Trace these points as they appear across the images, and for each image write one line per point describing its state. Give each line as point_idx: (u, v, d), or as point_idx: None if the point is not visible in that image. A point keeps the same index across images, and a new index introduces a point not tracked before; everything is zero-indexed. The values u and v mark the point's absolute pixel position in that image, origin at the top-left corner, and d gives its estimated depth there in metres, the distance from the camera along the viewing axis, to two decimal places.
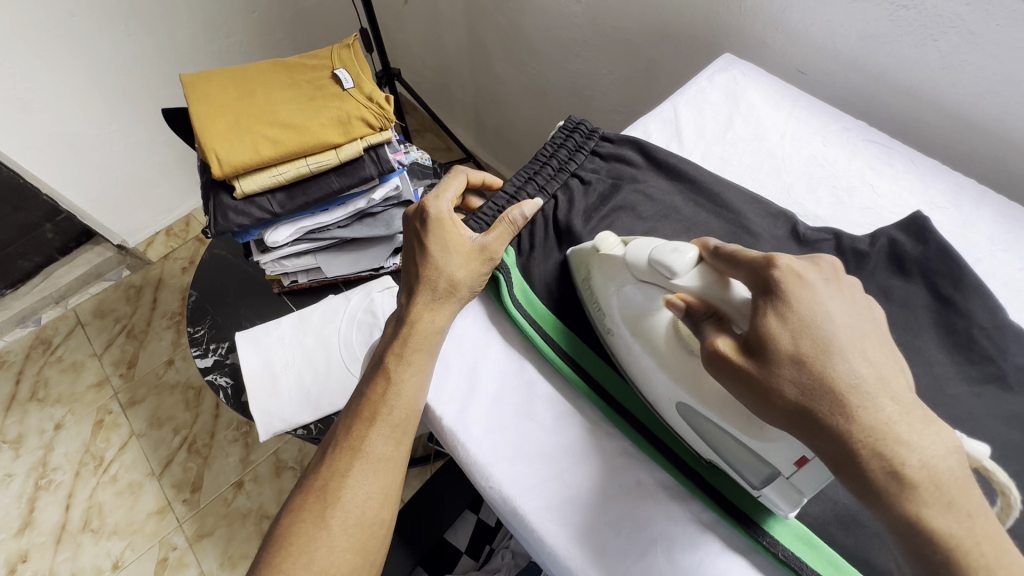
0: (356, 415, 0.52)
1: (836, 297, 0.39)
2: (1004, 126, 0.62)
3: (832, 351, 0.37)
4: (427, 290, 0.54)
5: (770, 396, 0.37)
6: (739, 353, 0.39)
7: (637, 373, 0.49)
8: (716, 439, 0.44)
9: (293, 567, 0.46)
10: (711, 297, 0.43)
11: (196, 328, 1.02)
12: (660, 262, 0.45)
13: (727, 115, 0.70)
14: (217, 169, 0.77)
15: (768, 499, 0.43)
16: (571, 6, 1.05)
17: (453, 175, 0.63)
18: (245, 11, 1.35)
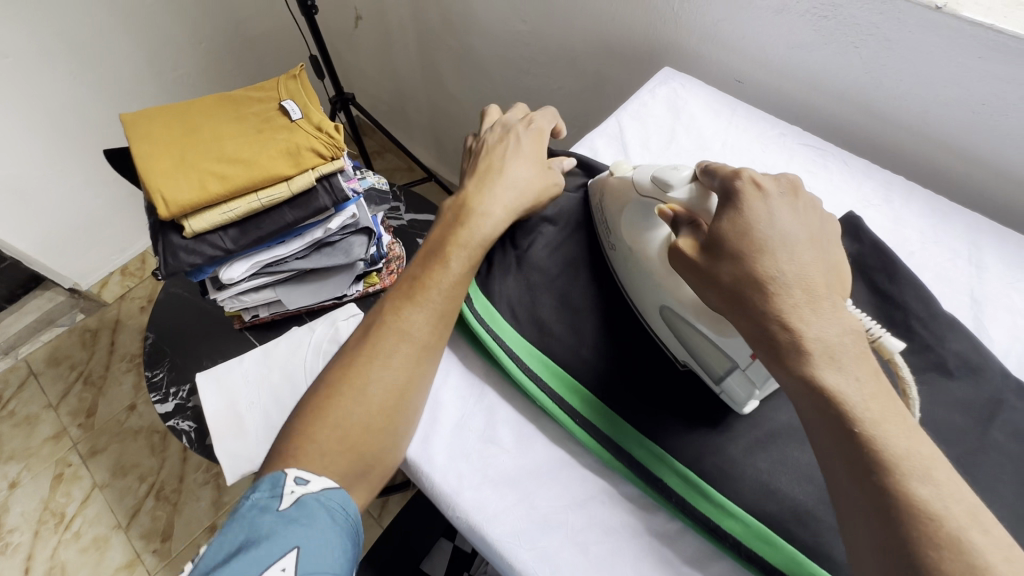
0: (402, 299, 0.52)
1: (787, 208, 0.44)
2: (926, 125, 0.65)
3: (768, 249, 0.41)
4: (507, 190, 0.60)
5: (713, 281, 0.43)
6: (696, 249, 0.45)
7: (632, 281, 0.55)
8: (693, 342, 0.50)
9: (321, 443, 0.46)
10: (695, 208, 0.49)
11: (154, 372, 0.99)
12: (659, 178, 0.51)
13: (670, 126, 0.72)
14: (164, 210, 0.75)
15: (727, 394, 0.49)
16: (517, 25, 1.07)
17: (549, 113, 0.71)
18: (191, 43, 1.32)
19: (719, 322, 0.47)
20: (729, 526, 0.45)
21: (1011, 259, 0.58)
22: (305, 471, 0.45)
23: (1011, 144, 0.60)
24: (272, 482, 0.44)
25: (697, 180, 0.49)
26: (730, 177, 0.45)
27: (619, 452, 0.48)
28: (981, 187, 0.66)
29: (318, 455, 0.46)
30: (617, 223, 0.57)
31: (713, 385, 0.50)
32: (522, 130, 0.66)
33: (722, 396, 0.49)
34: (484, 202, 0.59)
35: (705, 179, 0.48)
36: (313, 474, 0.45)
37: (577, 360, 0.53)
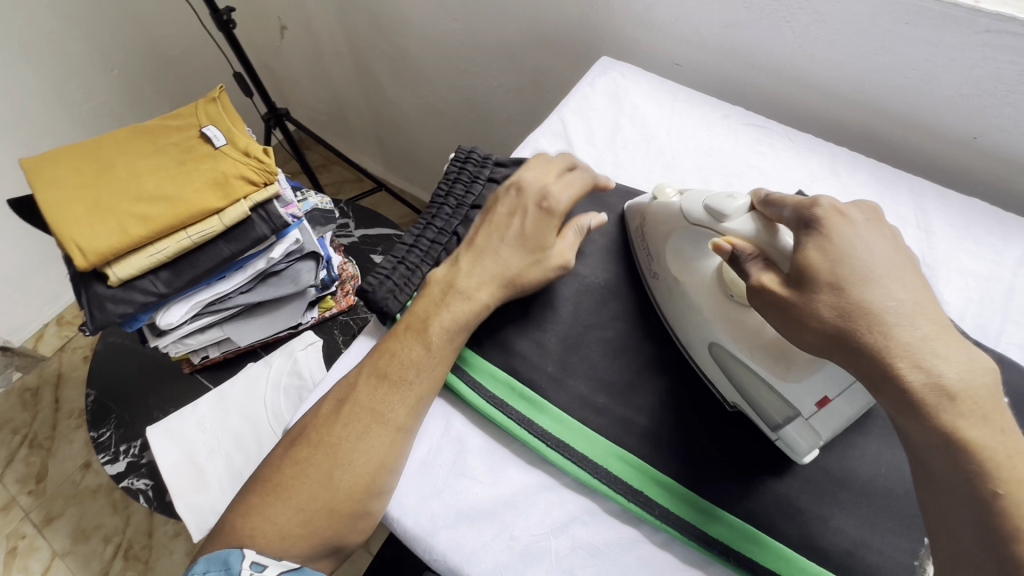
0: (380, 383, 0.47)
1: (878, 235, 0.41)
2: (864, 95, 0.66)
3: (870, 278, 0.38)
4: (504, 280, 0.51)
5: (806, 320, 0.39)
6: (783, 286, 0.41)
7: (676, 310, 0.52)
8: (748, 384, 0.46)
9: (269, 539, 0.42)
10: (760, 242, 0.44)
11: (100, 431, 0.92)
12: (715, 208, 0.47)
13: (613, 118, 0.70)
14: (82, 261, 0.68)
15: (785, 443, 0.45)
16: (448, 24, 1.03)
17: (585, 174, 0.57)
18: (103, 70, 1.21)
19: (782, 359, 0.44)
20: (717, 531, 0.44)
21: (957, 221, 0.59)
22: (262, 553, 0.42)
23: (944, 108, 0.61)
24: (224, 563, 0.42)
25: (757, 211, 0.46)
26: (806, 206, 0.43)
27: (597, 468, 0.46)
28: (920, 151, 0.67)
29: (278, 537, 0.42)
30: (662, 250, 0.54)
31: (768, 432, 0.46)
32: (544, 200, 0.53)
33: (779, 444, 0.45)
34: (471, 283, 0.51)
35: (768, 211, 0.45)
36: (269, 558, 0.42)
37: (543, 377, 0.51)
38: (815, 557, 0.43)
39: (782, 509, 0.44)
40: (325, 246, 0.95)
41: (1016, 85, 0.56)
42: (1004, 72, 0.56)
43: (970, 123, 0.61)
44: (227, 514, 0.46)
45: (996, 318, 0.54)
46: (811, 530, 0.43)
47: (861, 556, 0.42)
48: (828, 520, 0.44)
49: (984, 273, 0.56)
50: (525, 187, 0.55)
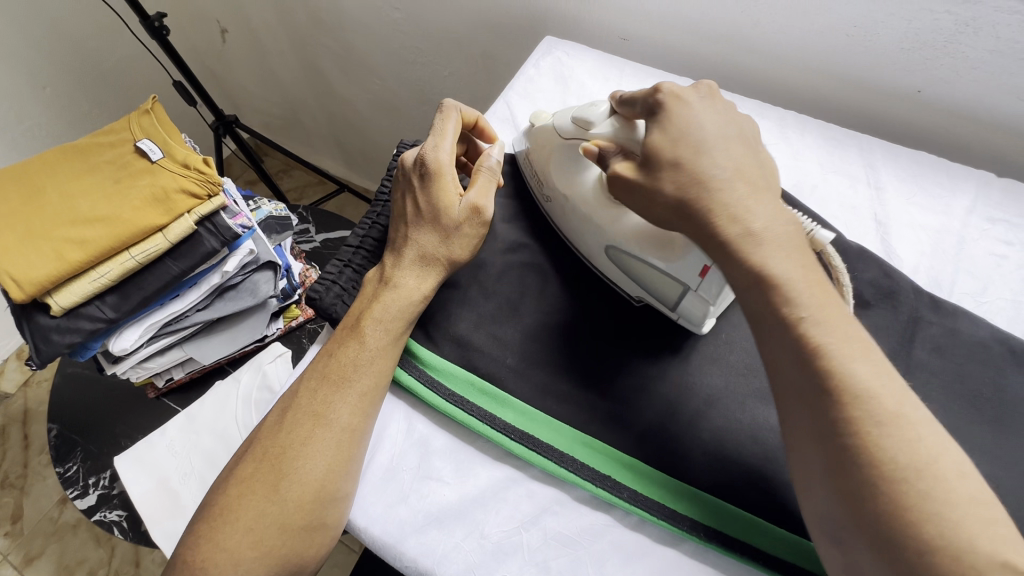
0: (318, 386, 0.46)
1: (712, 111, 0.43)
2: (808, 57, 0.65)
3: (703, 148, 0.40)
4: (417, 255, 0.50)
5: (653, 197, 0.41)
6: (633, 169, 0.43)
7: (570, 227, 0.55)
8: (640, 273, 0.51)
9: (223, 564, 0.40)
10: (620, 139, 0.48)
11: (66, 466, 0.88)
12: (581, 117, 0.51)
13: (560, 99, 0.68)
14: (17, 293, 0.64)
15: (686, 318, 0.50)
16: (390, 13, 1.00)
17: (451, 109, 0.55)
18: (34, 89, 1.14)
19: (666, 246, 0.48)
20: (687, 509, 0.43)
21: (905, 174, 0.59)
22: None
23: (887, 62, 0.61)
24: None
25: (617, 111, 0.49)
26: (649, 94, 0.44)
27: (563, 457, 0.46)
28: (867, 108, 0.67)
29: (231, 564, 0.40)
30: (547, 171, 0.56)
31: (670, 312, 0.50)
32: (422, 162, 0.51)
33: (680, 320, 0.50)
34: (398, 271, 0.50)
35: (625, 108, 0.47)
36: None
37: (503, 370, 0.50)
38: (785, 525, 0.43)
39: (749, 479, 0.44)
40: (284, 253, 0.92)
41: (953, 34, 0.56)
42: (940, 22, 0.56)
43: (912, 77, 0.61)
44: (177, 548, 0.44)
45: (948, 269, 0.54)
46: (778, 497, 0.43)
47: None
48: (795, 486, 0.44)
49: (934, 226, 0.56)
50: (406, 162, 0.53)
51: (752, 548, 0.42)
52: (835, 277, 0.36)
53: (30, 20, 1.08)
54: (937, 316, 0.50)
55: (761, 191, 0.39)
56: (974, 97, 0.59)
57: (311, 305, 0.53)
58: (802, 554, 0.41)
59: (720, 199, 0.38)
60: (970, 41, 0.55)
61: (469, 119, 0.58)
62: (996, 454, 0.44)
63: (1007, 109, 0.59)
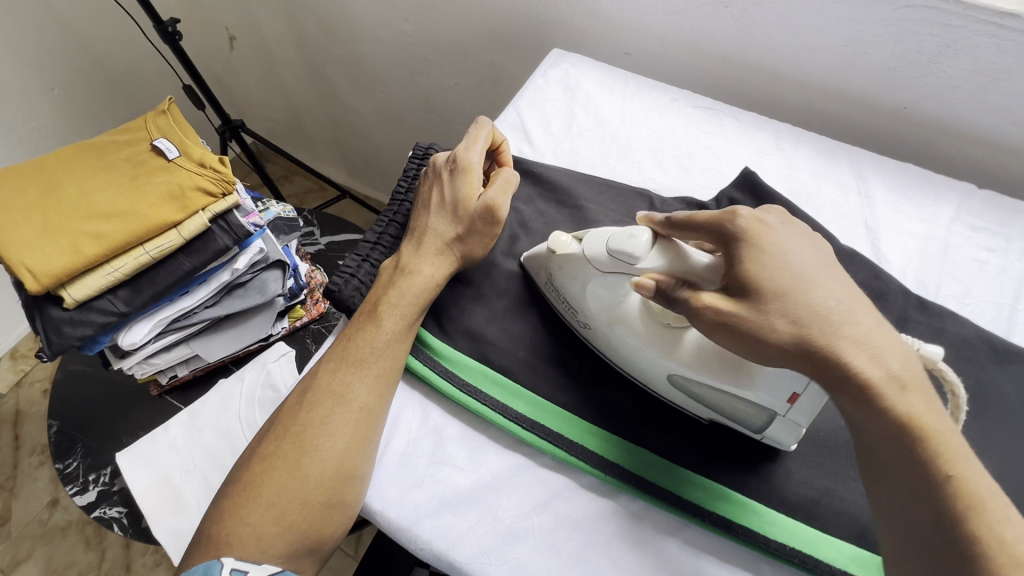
0: (339, 366, 0.47)
1: (798, 236, 0.41)
2: (801, 73, 0.69)
3: (811, 281, 0.38)
4: (434, 244, 0.52)
5: (764, 336, 0.38)
6: (731, 302, 0.39)
7: (621, 354, 0.50)
8: (716, 401, 0.46)
9: (244, 539, 0.42)
10: (677, 271, 0.43)
11: (66, 462, 0.88)
12: (620, 250, 0.45)
13: (568, 108, 0.71)
14: (32, 284, 0.65)
15: (772, 439, 0.46)
16: (400, 24, 1.03)
17: (485, 122, 0.58)
18: (43, 90, 1.16)
19: (740, 370, 0.43)
20: (691, 493, 0.45)
21: (892, 184, 0.63)
22: (242, 559, 0.41)
23: (874, 78, 0.65)
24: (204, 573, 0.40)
25: (661, 238, 0.45)
26: (725, 221, 0.42)
27: (572, 445, 0.48)
28: (856, 122, 0.71)
29: (254, 537, 0.42)
30: (580, 298, 0.50)
31: (754, 432, 0.47)
32: (454, 160, 0.54)
33: (768, 440, 0.47)
34: (416, 257, 0.52)
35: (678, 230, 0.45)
36: (249, 563, 0.41)
37: (515, 362, 0.52)
38: (784, 509, 0.45)
39: (751, 466, 0.46)
40: (291, 254, 0.94)
41: (936, 54, 0.60)
42: (924, 43, 0.60)
43: (898, 93, 0.65)
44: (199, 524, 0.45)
45: (934, 273, 0.57)
46: (778, 483, 0.46)
47: (827, 505, 0.45)
48: (794, 473, 0.46)
49: (921, 232, 0.60)
50: (437, 158, 0.56)
51: (754, 531, 0.44)
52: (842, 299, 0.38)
53: (43, 23, 1.10)
54: (925, 316, 0.53)
55: (877, 321, 0.37)
56: (956, 113, 0.63)
57: (330, 297, 0.55)
58: (804, 539, 0.43)
59: (844, 339, 0.36)
60: (951, 61, 0.60)
61: (499, 142, 0.59)
62: (979, 443, 0.47)
63: (986, 125, 0.63)
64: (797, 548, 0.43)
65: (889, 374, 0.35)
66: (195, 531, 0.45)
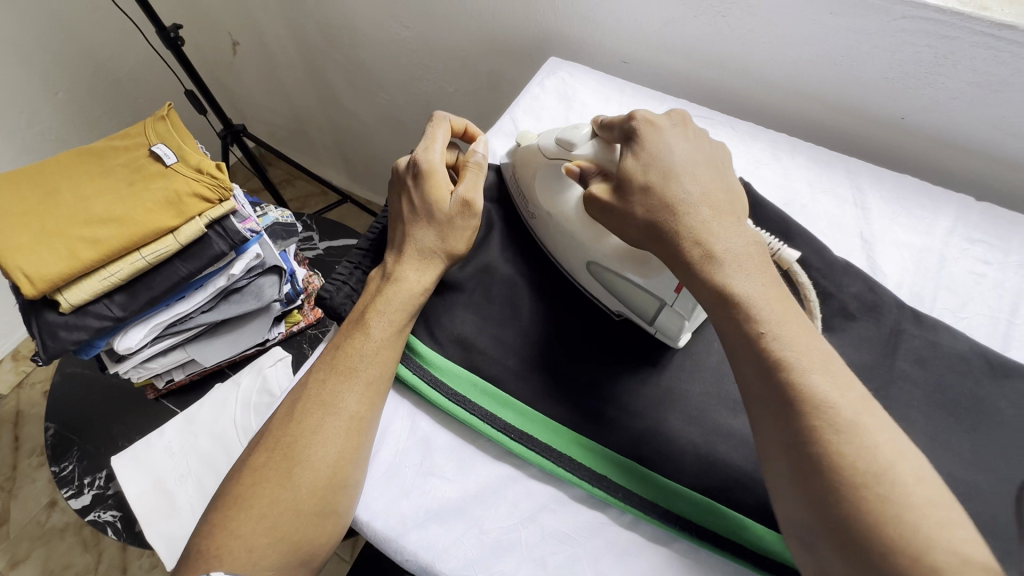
0: (328, 374, 0.47)
1: (681, 135, 0.49)
2: (799, 83, 0.69)
3: (673, 174, 0.46)
4: (413, 248, 0.53)
5: (629, 217, 0.46)
6: (609, 192, 0.48)
7: (556, 245, 0.57)
8: (619, 288, 0.53)
9: (233, 553, 0.41)
10: (602, 161, 0.53)
11: (62, 465, 0.88)
12: (564, 140, 0.55)
13: (563, 116, 0.71)
14: (29, 288, 0.66)
15: (663, 333, 0.52)
16: (400, 31, 1.04)
17: (442, 119, 0.59)
18: (46, 94, 1.17)
19: (641, 263, 0.51)
20: (680, 508, 0.45)
21: (889, 195, 0.62)
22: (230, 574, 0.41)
23: (872, 89, 0.65)
24: None
25: (597, 134, 0.54)
26: (625, 120, 0.50)
27: (561, 457, 0.47)
28: (854, 132, 0.70)
29: (244, 551, 0.41)
30: (530, 189, 0.59)
31: (647, 325, 0.52)
32: (415, 163, 0.55)
33: (658, 335, 0.52)
34: (398, 265, 0.52)
35: (606, 131, 0.53)
36: None
37: (504, 373, 0.51)
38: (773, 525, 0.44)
39: (740, 481, 0.46)
40: (288, 259, 0.94)
41: (934, 66, 0.60)
42: (921, 54, 0.59)
43: (896, 104, 0.65)
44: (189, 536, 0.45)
45: (930, 286, 0.57)
46: (768, 498, 0.45)
47: None
48: None
49: (917, 244, 0.59)
50: (399, 167, 0.57)
51: (742, 547, 0.43)
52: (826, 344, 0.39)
53: (47, 28, 1.11)
54: (919, 329, 0.52)
55: (720, 212, 0.44)
56: (954, 125, 0.63)
57: (321, 304, 0.55)
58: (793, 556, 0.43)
59: (689, 216, 0.44)
60: (949, 73, 0.59)
61: (459, 127, 0.61)
62: (973, 459, 0.46)
63: (985, 137, 0.62)
64: (784, 563, 0.42)
65: (724, 249, 0.42)
66: (184, 546, 0.45)
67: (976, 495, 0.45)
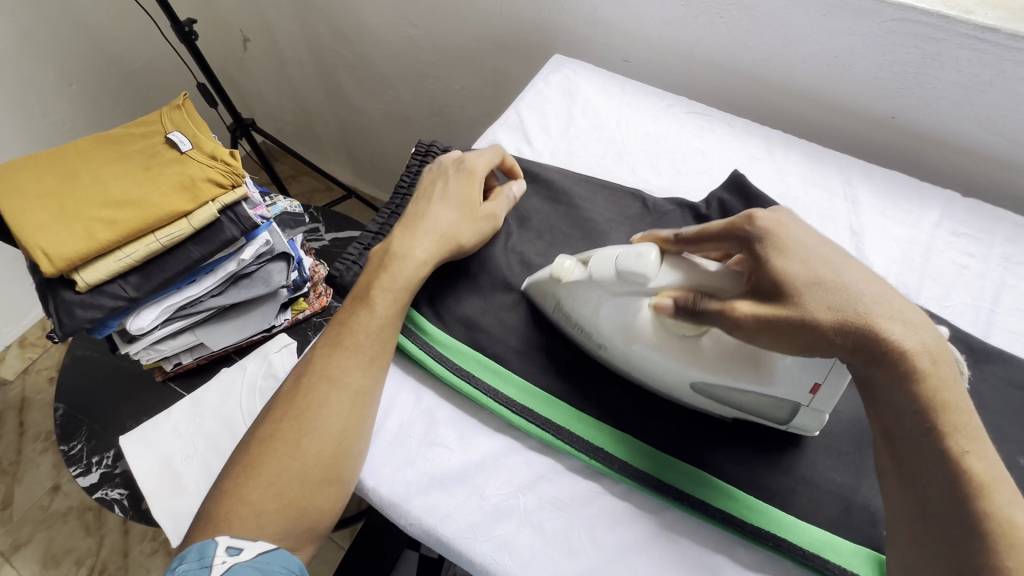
0: (334, 349, 0.50)
1: (810, 233, 0.42)
2: (795, 82, 0.72)
3: (838, 268, 0.40)
4: (429, 230, 0.55)
5: (809, 328, 0.39)
6: (766, 306, 0.40)
7: (642, 372, 0.50)
8: (737, 400, 0.47)
9: (242, 517, 0.44)
10: (701, 284, 0.44)
11: (71, 444, 0.90)
12: (631, 272, 0.45)
13: (567, 111, 0.74)
14: (47, 267, 0.68)
15: (796, 427, 0.48)
16: (409, 29, 1.07)
17: (456, 119, 0.63)
18: (60, 85, 1.20)
19: (763, 370, 0.44)
20: (673, 480, 0.47)
21: (878, 190, 0.65)
22: (239, 537, 0.43)
23: (863, 88, 0.67)
24: (201, 553, 0.42)
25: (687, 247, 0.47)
26: (742, 224, 0.43)
27: (559, 429, 0.49)
28: (846, 131, 0.73)
29: (254, 516, 0.44)
30: (593, 321, 0.51)
31: (778, 424, 0.48)
32: (460, 161, 0.60)
33: (790, 429, 0.48)
34: (405, 243, 0.54)
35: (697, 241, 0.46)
36: (247, 540, 0.43)
37: (507, 351, 0.54)
38: (761, 496, 0.47)
39: (731, 454, 0.48)
40: (296, 248, 0.96)
41: (922, 66, 0.62)
42: (910, 56, 0.62)
43: (886, 103, 0.67)
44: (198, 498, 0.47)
45: (916, 276, 0.59)
46: (757, 471, 0.47)
47: (803, 493, 0.46)
48: (773, 461, 0.48)
49: (904, 237, 0.62)
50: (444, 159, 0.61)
51: (732, 516, 0.45)
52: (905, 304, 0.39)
53: (64, 20, 1.14)
54: None
55: (906, 304, 0.39)
56: (941, 123, 0.66)
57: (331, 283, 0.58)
58: (780, 525, 0.45)
59: (885, 319, 0.37)
60: (936, 73, 0.62)
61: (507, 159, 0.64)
62: None
63: (971, 136, 0.65)
64: (773, 532, 0.44)
65: (924, 350, 0.37)
66: (196, 515, 0.46)
67: None
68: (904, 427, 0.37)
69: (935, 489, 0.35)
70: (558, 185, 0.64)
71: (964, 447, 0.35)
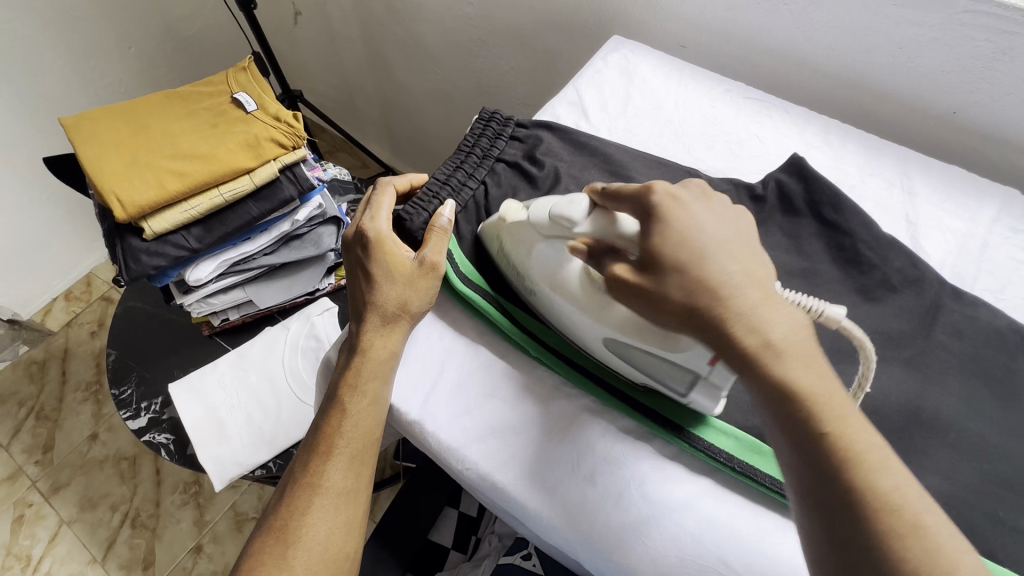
0: (347, 364, 0.51)
1: (707, 210, 0.43)
2: (857, 73, 0.72)
3: (706, 253, 0.40)
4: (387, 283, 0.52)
5: (662, 301, 0.40)
6: (633, 272, 0.42)
7: (560, 320, 0.53)
8: (642, 363, 0.48)
9: (296, 546, 0.46)
10: (606, 237, 0.47)
11: (121, 388, 0.94)
12: (560, 215, 0.48)
13: (624, 90, 0.75)
14: (120, 212, 0.71)
15: (697, 404, 0.48)
16: (463, 8, 1.08)
17: (387, 183, 0.60)
18: (120, 48, 1.24)
19: (664, 337, 0.45)
20: (727, 445, 0.48)
21: (936, 183, 0.65)
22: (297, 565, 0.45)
23: (926, 82, 0.67)
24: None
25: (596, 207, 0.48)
26: (643, 195, 0.44)
27: (615, 390, 0.51)
28: (904, 124, 0.73)
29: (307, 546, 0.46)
30: (526, 262, 0.53)
31: (680, 397, 0.49)
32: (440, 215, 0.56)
33: (692, 405, 0.49)
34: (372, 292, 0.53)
35: (603, 206, 0.47)
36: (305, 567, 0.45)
37: None
38: None
39: None
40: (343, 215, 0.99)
41: (991, 61, 0.62)
42: (980, 49, 0.62)
43: (951, 97, 0.67)
44: (243, 563, 0.47)
45: (972, 268, 0.60)
46: None
47: None
48: None
49: (961, 230, 0.62)
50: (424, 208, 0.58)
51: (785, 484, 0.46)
52: (756, 290, 0.39)
53: None
54: (960, 304, 0.55)
55: (769, 294, 0.40)
56: (1005, 121, 0.65)
57: (400, 227, 0.58)
58: None
59: (739, 308, 0.39)
60: (1005, 69, 0.62)
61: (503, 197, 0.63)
62: (1004, 424, 0.49)
63: None
64: None
65: (768, 341, 0.38)
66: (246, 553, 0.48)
67: (1003, 455, 0.48)
68: (772, 418, 0.37)
69: (811, 482, 0.35)
70: (617, 160, 0.65)
71: (827, 429, 0.35)
